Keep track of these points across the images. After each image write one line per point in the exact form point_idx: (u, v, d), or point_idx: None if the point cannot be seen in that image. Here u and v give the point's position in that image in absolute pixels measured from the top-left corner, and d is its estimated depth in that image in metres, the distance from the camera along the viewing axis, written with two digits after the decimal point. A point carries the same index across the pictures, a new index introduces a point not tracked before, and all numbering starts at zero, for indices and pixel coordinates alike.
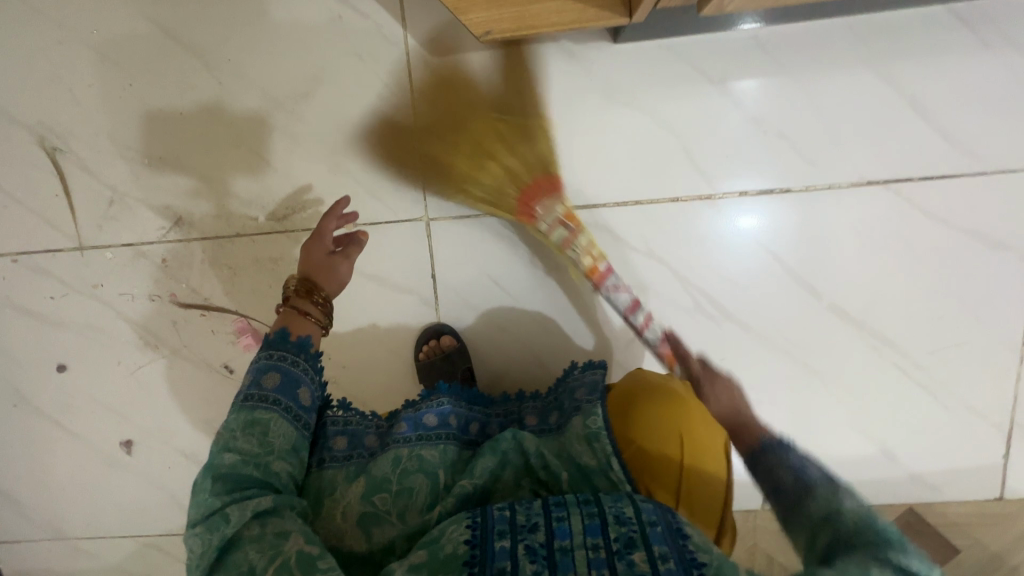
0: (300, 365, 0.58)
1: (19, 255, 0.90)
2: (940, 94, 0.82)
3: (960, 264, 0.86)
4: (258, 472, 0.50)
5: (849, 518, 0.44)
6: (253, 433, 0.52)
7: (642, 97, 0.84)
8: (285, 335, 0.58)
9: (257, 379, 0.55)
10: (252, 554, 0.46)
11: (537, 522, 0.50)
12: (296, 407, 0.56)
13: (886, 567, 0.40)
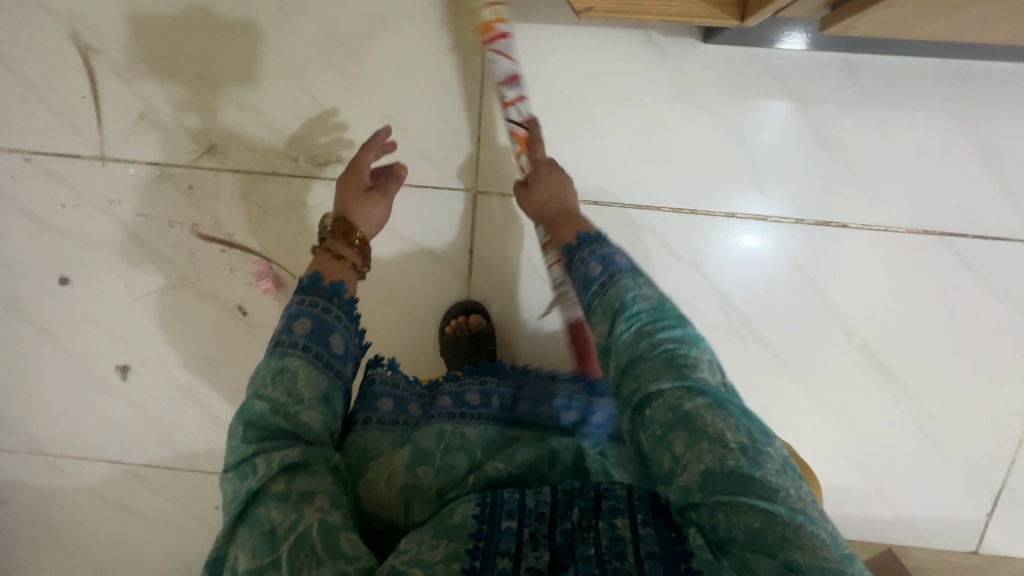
0: (332, 313, 0.53)
1: (31, 153, 0.83)
2: (1011, 155, 0.81)
3: (993, 327, 0.86)
4: (287, 422, 0.47)
5: (642, 311, 0.51)
6: (282, 380, 0.48)
7: (717, 104, 0.81)
8: (317, 280, 0.55)
9: (288, 324, 0.51)
10: (274, 513, 0.43)
11: (544, 510, 0.50)
12: (328, 355, 0.51)
13: (670, 371, 0.47)
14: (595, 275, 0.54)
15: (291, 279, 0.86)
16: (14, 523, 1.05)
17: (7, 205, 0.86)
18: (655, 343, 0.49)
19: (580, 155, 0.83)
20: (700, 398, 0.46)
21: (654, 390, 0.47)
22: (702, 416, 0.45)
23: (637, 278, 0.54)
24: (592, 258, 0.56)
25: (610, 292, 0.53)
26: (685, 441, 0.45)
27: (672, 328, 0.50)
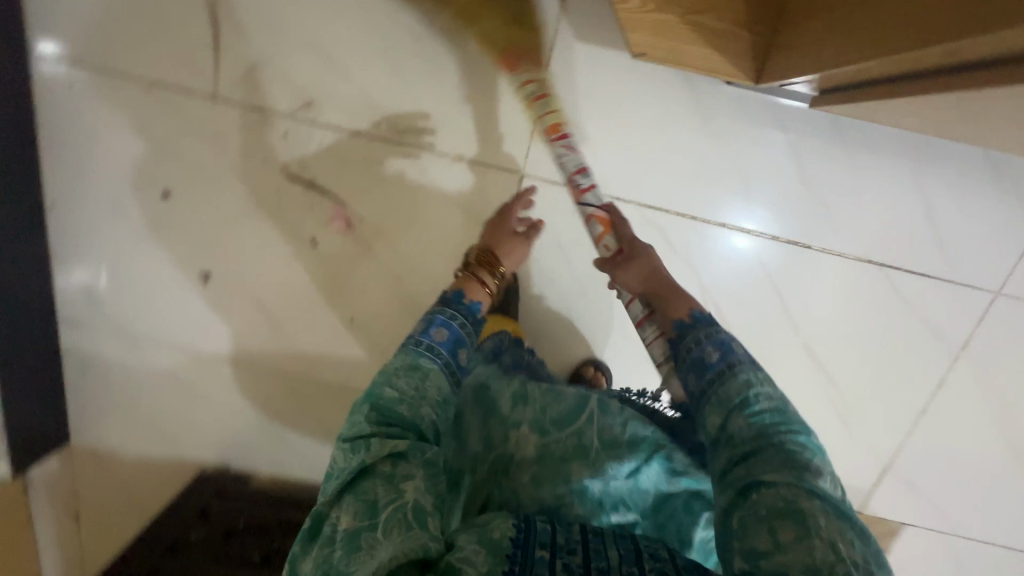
0: (465, 326, 0.75)
1: (156, 84, 1.00)
2: (945, 211, 1.03)
3: (907, 342, 1.09)
4: (406, 414, 0.61)
5: (765, 406, 0.60)
6: (414, 375, 0.66)
7: (726, 133, 1.01)
8: (461, 295, 0.79)
9: (429, 331, 0.72)
10: (378, 487, 0.53)
11: (575, 546, 0.52)
12: (452, 363, 0.71)
13: (789, 470, 0.53)
14: (711, 360, 0.66)
15: (359, 221, 1.05)
16: (94, 387, 1.26)
17: (130, 123, 1.02)
18: (766, 438, 0.57)
19: (612, 159, 1.02)
20: (811, 496, 0.51)
21: (764, 480, 0.53)
22: (810, 511, 0.50)
23: (755, 373, 0.63)
24: (708, 340, 0.67)
25: (728, 380, 0.63)
26: (794, 532, 0.48)
27: (785, 426, 0.58)
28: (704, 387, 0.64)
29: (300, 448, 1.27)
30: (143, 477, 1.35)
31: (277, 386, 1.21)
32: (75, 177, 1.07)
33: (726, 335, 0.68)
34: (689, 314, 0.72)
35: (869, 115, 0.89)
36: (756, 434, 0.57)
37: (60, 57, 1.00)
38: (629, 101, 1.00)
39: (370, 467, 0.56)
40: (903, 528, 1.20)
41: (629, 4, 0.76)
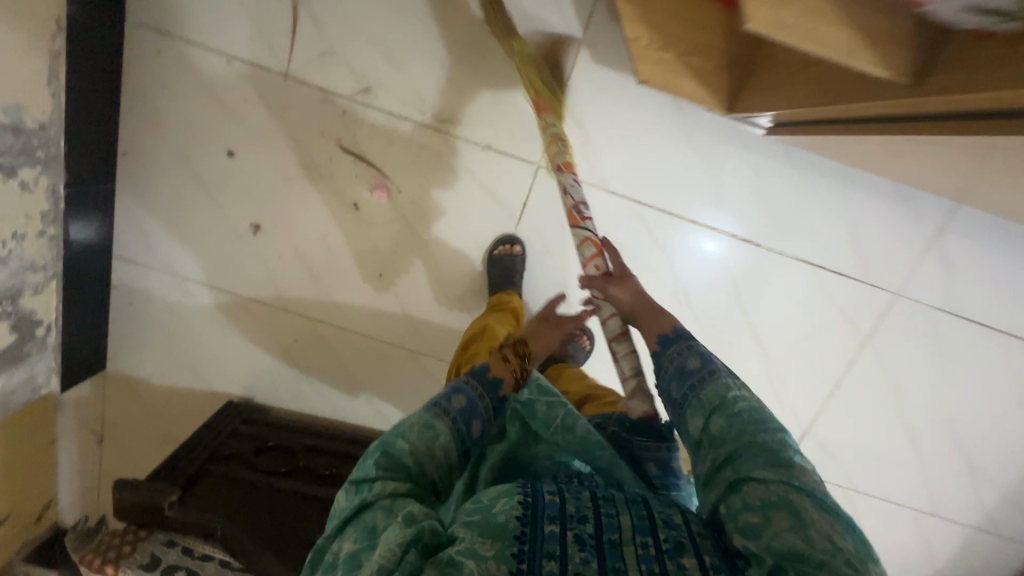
0: (481, 396, 0.73)
1: (234, 59, 1.17)
2: (866, 228, 1.30)
3: (828, 329, 1.37)
4: (413, 462, 0.64)
5: (740, 404, 0.69)
6: (427, 433, 0.67)
7: (701, 149, 1.25)
8: (485, 370, 0.76)
9: (449, 396, 0.71)
10: (377, 516, 0.58)
11: (587, 516, 0.60)
12: (464, 430, 0.69)
13: (773, 467, 0.61)
14: (693, 368, 0.74)
15: (398, 192, 1.25)
16: (135, 321, 1.41)
17: (206, 90, 1.20)
18: (749, 437, 0.65)
19: (610, 161, 1.25)
20: (799, 493, 0.59)
21: (753, 476, 0.61)
22: (798, 504, 0.57)
23: (733, 379, 0.72)
24: (688, 351, 0.77)
25: (709, 384, 0.72)
26: (787, 521, 0.56)
27: (772, 436, 0.65)
28: (685, 392, 0.73)
29: (321, 385, 1.45)
30: (168, 408, 1.50)
31: (306, 329, 1.39)
32: (147, 131, 1.23)
33: (700, 349, 0.77)
34: (673, 330, 0.82)
35: (810, 146, 1.15)
36: (740, 434, 0.65)
37: (149, 25, 1.16)
38: (630, 114, 1.22)
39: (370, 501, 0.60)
40: None
41: (640, 42, 0.98)
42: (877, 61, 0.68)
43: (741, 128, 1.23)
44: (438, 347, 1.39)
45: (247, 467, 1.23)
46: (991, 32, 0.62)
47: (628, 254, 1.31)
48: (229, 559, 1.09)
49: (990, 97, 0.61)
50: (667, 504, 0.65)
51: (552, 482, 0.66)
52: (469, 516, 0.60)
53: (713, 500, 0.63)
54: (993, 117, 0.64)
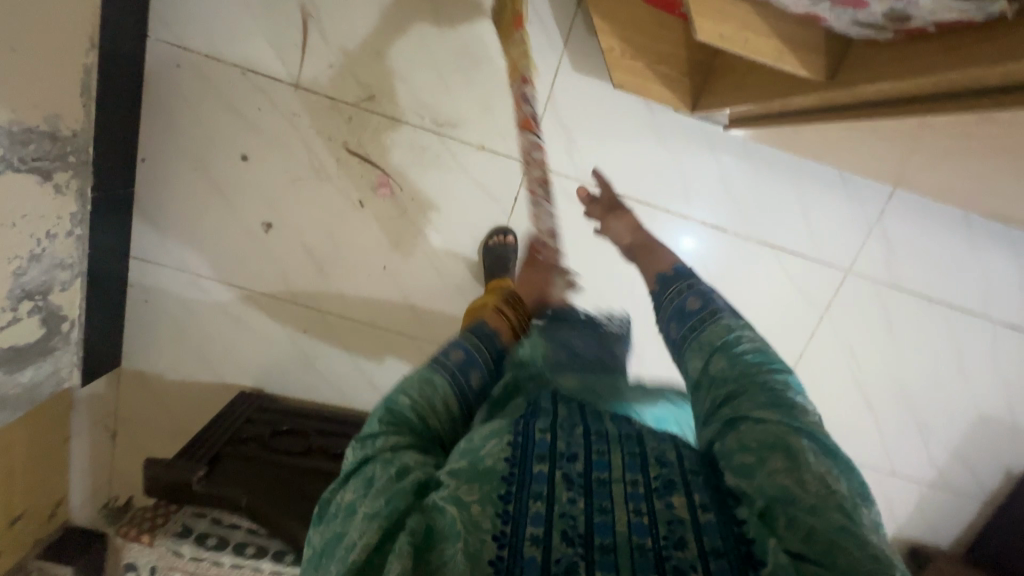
0: (478, 350, 0.77)
1: (248, 71, 1.29)
2: (817, 213, 1.47)
3: (789, 305, 1.52)
4: (415, 417, 0.64)
5: (747, 348, 0.72)
6: (426, 387, 0.68)
7: (671, 146, 1.40)
8: (480, 327, 0.83)
9: (448, 350, 0.75)
10: (378, 466, 0.57)
11: (577, 455, 0.60)
12: (461, 378, 0.72)
13: (774, 407, 0.63)
14: (692, 309, 0.80)
15: (400, 190, 1.37)
16: (151, 318, 1.49)
17: (222, 99, 1.31)
18: (747, 375, 0.68)
19: (591, 158, 1.39)
20: (797, 434, 0.60)
21: (754, 415, 0.63)
22: (791, 443, 0.59)
23: (734, 321, 0.76)
24: (688, 293, 0.82)
25: (710, 324, 0.76)
26: (781, 459, 0.58)
27: (773, 378, 0.67)
28: (685, 333, 0.78)
29: (329, 374, 1.55)
30: (181, 401, 1.57)
31: (314, 320, 1.49)
32: (166, 138, 1.33)
33: (704, 290, 0.82)
34: (672, 268, 0.89)
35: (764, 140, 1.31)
36: (740, 375, 0.68)
37: (170, 42, 1.27)
38: (607, 115, 1.37)
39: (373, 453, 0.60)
40: None
41: (614, 52, 1.13)
42: (798, 64, 0.84)
43: (705, 127, 1.39)
44: (440, 333, 1.50)
45: (264, 448, 1.32)
46: (874, 41, 0.79)
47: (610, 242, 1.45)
48: (256, 527, 1.18)
49: (878, 88, 0.77)
50: (660, 442, 0.66)
51: (546, 418, 0.66)
52: (459, 459, 0.59)
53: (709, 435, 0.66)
54: (880, 106, 0.80)
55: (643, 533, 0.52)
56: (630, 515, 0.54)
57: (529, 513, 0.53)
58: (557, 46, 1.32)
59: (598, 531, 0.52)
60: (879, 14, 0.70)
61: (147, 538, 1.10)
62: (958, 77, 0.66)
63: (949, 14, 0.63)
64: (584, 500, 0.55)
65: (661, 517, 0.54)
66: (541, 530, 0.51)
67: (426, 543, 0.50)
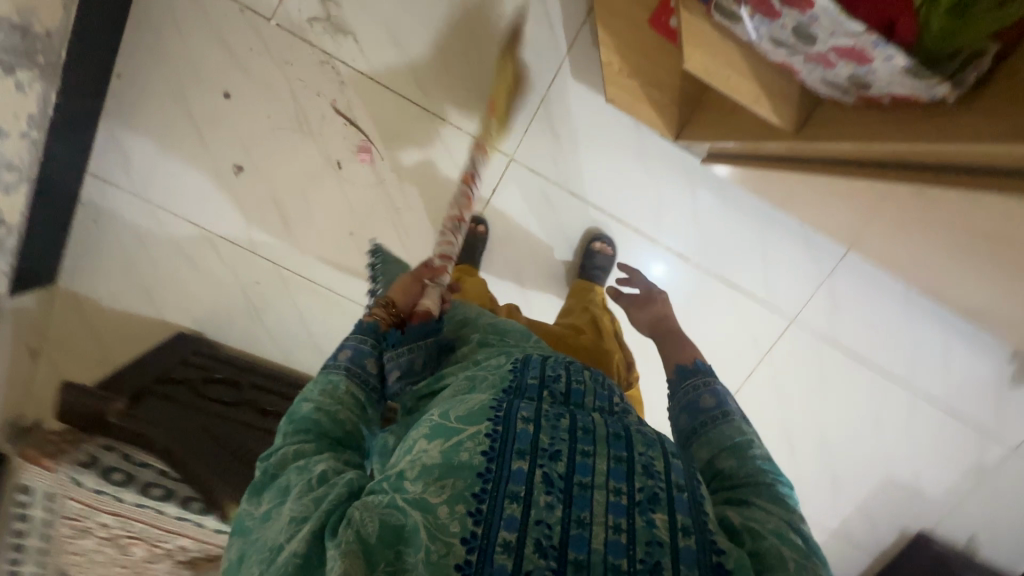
0: (368, 342, 0.77)
1: (247, 9, 1.27)
2: (773, 259, 1.53)
3: (735, 342, 1.59)
4: (319, 415, 0.67)
5: (761, 449, 0.67)
6: (326, 390, 0.70)
7: (651, 169, 1.44)
8: (368, 325, 0.78)
9: (337, 354, 0.75)
10: (292, 476, 0.60)
11: (559, 453, 0.56)
12: (363, 371, 0.74)
13: (782, 505, 0.61)
14: (704, 406, 0.73)
15: (382, 158, 1.38)
16: (97, 242, 1.43)
17: (214, 31, 1.28)
18: (754, 472, 0.64)
19: (573, 166, 1.42)
20: (797, 531, 0.59)
21: (761, 505, 0.60)
22: (795, 538, 0.57)
23: (746, 423, 0.71)
24: (705, 388, 0.75)
25: (720, 425, 0.70)
26: (787, 545, 0.56)
27: (776, 480, 0.64)
28: (693, 427, 0.71)
29: (276, 331, 1.52)
30: (114, 334, 1.51)
31: (271, 273, 1.46)
32: (146, 59, 1.29)
33: (716, 384, 0.76)
34: (691, 361, 0.81)
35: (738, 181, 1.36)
36: (751, 471, 0.64)
37: None
38: (597, 125, 1.40)
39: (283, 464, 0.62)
40: None
41: (613, 67, 1.17)
42: (771, 110, 0.90)
43: (684, 158, 1.44)
44: None
45: (194, 394, 1.29)
46: (841, 102, 0.84)
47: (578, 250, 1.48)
48: (167, 471, 1.08)
49: (843, 147, 0.83)
50: (651, 444, 0.61)
51: (531, 404, 0.62)
52: (435, 447, 0.57)
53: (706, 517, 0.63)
54: (841, 164, 0.87)
55: (620, 555, 0.50)
56: (608, 531, 0.51)
57: (504, 515, 0.51)
58: (562, 50, 1.34)
59: (572, 545, 0.50)
60: (840, 77, 0.76)
61: (48, 462, 1.01)
62: (918, 152, 0.72)
63: (899, 86, 0.70)
64: (562, 509, 0.52)
65: (641, 538, 0.52)
66: (516, 537, 0.49)
67: (385, 540, 0.50)
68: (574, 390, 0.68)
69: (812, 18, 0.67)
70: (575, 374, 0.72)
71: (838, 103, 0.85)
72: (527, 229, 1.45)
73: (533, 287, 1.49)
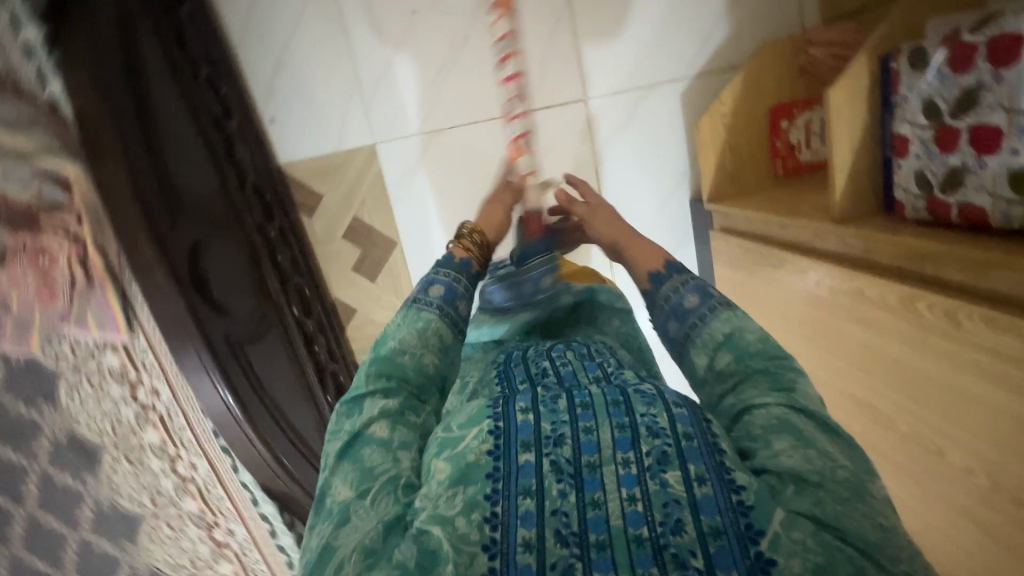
0: (461, 283, 0.78)
1: None
2: None
3: None
4: (392, 381, 0.66)
5: (753, 337, 0.65)
6: (418, 327, 0.71)
7: (659, 219, 1.38)
8: (452, 257, 0.81)
9: (425, 288, 0.76)
10: (340, 490, 0.57)
11: (562, 437, 0.56)
12: (453, 310, 0.75)
13: (774, 392, 0.59)
14: (690, 307, 0.70)
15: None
16: None
17: None
18: (749, 362, 0.63)
19: (616, 146, 1.32)
20: (803, 417, 0.56)
21: (762, 403, 0.58)
22: (803, 427, 0.55)
23: (735, 312, 0.68)
24: (686, 288, 0.72)
25: (708, 323, 0.68)
26: (792, 443, 0.53)
27: (771, 368, 0.62)
28: (684, 333, 0.69)
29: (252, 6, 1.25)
30: None
31: None
32: None
33: (697, 282, 0.73)
34: (663, 264, 0.78)
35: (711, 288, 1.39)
36: (744, 367, 0.63)
37: None
38: (664, 141, 1.32)
39: (330, 469, 0.60)
40: None
41: (722, 107, 1.21)
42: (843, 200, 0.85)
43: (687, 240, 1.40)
44: (374, 106, 1.34)
45: None
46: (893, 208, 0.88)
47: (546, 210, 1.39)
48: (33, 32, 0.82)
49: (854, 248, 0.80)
50: (651, 402, 0.58)
51: (526, 397, 0.62)
52: (442, 459, 0.56)
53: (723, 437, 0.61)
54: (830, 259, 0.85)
55: (639, 525, 0.48)
56: (625, 504, 0.50)
57: (519, 514, 0.50)
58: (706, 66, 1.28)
59: (590, 528, 0.49)
60: (938, 171, 0.68)
61: None
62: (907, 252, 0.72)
63: (982, 194, 0.64)
64: (575, 495, 0.51)
65: (657, 501, 0.50)
66: (535, 535, 0.49)
67: (422, 566, 0.48)
68: (566, 375, 0.67)
69: (994, 82, 0.61)
70: (560, 359, 0.70)
71: (899, 209, 0.75)
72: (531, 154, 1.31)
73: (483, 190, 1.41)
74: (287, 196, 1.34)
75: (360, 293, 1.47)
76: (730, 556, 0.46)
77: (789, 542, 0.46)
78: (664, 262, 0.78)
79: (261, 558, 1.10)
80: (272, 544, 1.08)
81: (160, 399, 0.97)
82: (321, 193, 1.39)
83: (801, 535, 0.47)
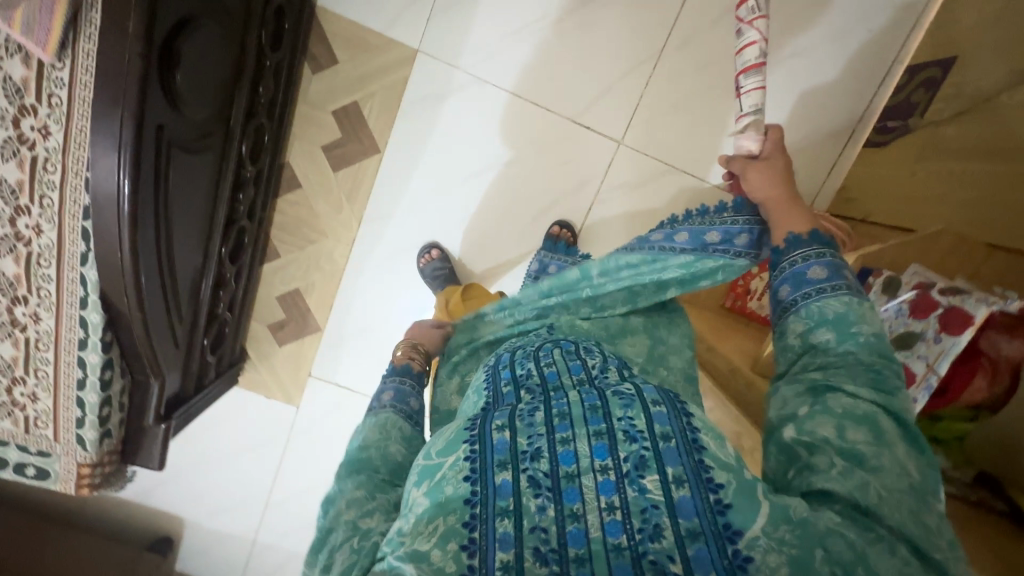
0: (410, 384, 0.76)
1: None
2: None
3: None
4: (355, 478, 0.57)
5: (868, 332, 0.59)
6: (381, 428, 0.65)
7: None
8: (403, 369, 0.80)
9: (382, 395, 0.73)
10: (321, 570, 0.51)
11: (539, 452, 0.50)
12: (411, 410, 0.70)
13: (863, 386, 0.55)
14: (815, 278, 0.64)
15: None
16: None
17: None
18: (855, 350, 0.58)
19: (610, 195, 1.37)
20: (886, 417, 0.53)
21: (847, 392, 0.54)
22: (885, 427, 0.52)
23: (859, 303, 0.61)
24: (818, 261, 0.65)
25: (828, 299, 0.62)
26: (862, 437, 0.50)
27: (875, 364, 0.57)
28: (793, 298, 0.64)
29: None
30: None
31: None
32: None
33: (832, 257, 0.65)
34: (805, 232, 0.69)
35: None
36: (845, 355, 0.58)
37: None
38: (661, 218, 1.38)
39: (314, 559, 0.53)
40: (297, 412, 1.50)
41: None
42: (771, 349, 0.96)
43: None
44: (438, 18, 1.28)
45: None
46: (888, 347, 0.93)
47: (528, 208, 1.38)
48: None
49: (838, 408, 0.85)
50: (629, 404, 0.53)
51: (501, 411, 0.55)
52: (420, 492, 0.49)
53: (785, 402, 0.58)
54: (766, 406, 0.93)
55: (619, 534, 0.44)
56: (602, 514, 0.46)
57: (497, 537, 0.44)
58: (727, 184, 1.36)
59: (570, 543, 0.44)
60: None
61: None
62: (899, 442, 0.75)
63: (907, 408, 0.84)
64: (554, 509, 0.46)
65: (635, 507, 0.46)
66: (514, 557, 0.43)
67: None
68: (548, 375, 0.61)
69: (932, 339, 0.84)
70: (546, 359, 0.65)
71: None
72: (540, 143, 1.34)
73: (483, 165, 1.36)
74: (302, 41, 1.26)
75: (315, 173, 1.36)
76: (709, 559, 0.43)
77: (767, 540, 0.44)
78: (807, 228, 0.69)
79: (53, 359, 0.94)
80: (75, 354, 0.93)
81: (45, 141, 0.82)
82: (337, 61, 1.30)
83: (780, 529, 0.44)
